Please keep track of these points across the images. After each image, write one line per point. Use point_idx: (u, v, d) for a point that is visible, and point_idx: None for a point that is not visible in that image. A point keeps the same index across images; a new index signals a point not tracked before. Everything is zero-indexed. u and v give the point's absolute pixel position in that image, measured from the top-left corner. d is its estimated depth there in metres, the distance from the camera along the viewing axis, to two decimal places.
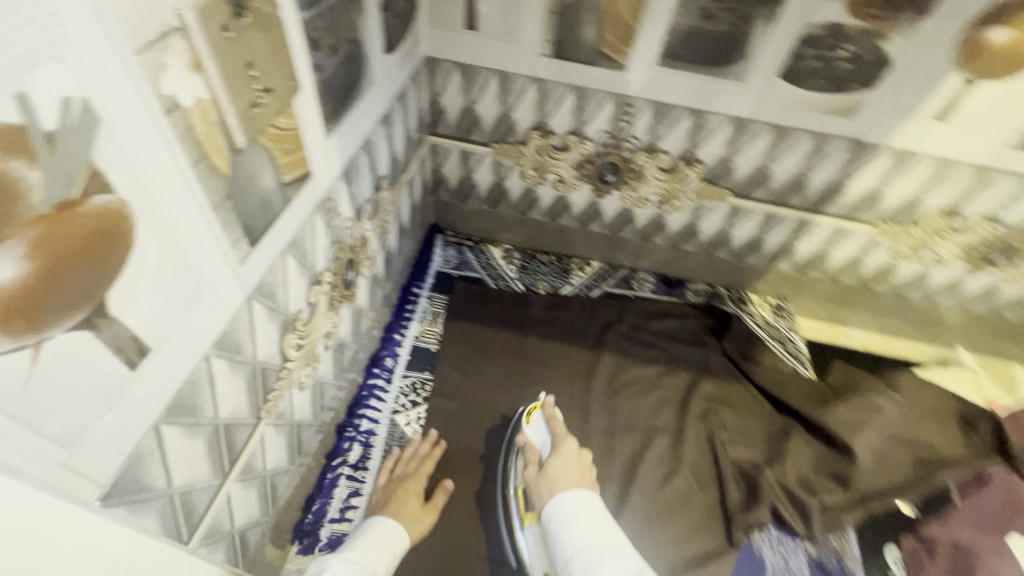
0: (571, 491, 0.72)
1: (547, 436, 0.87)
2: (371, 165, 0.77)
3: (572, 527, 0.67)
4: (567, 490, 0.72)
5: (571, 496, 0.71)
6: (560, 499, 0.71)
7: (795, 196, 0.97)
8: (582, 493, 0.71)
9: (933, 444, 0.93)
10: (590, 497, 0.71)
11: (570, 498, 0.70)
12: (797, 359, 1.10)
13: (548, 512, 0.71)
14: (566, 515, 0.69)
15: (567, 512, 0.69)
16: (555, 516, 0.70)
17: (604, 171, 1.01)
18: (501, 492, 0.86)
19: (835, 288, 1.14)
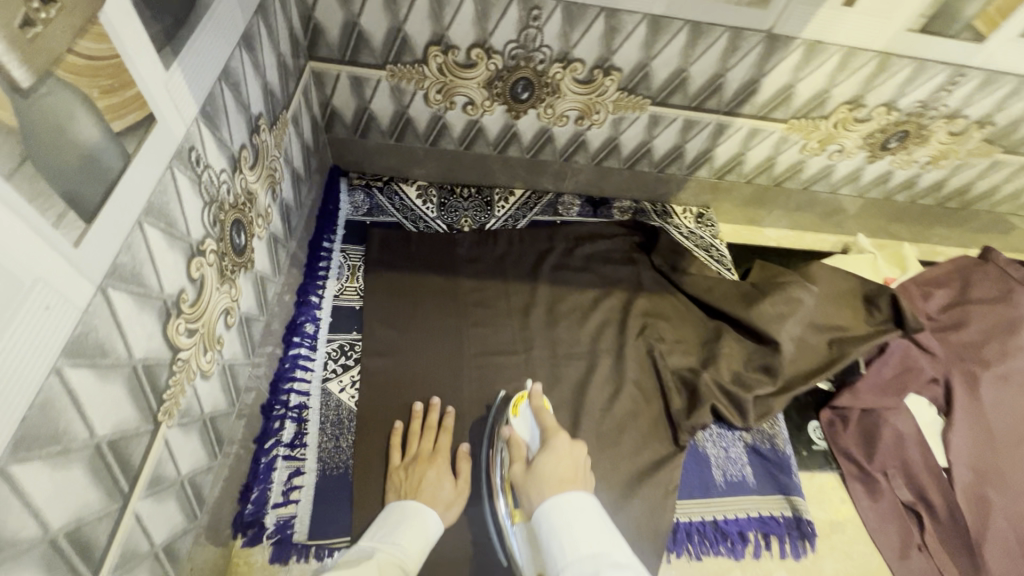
0: (564, 496, 0.62)
1: (537, 432, 0.79)
2: (239, 101, 0.63)
3: (563, 538, 0.57)
4: (559, 493, 0.63)
5: (564, 500, 0.61)
6: (552, 501, 0.62)
7: (713, 99, 0.95)
8: (577, 498, 0.62)
9: (843, 325, 1.01)
10: (585, 499, 0.62)
11: (562, 505, 0.61)
12: (721, 264, 1.14)
13: (539, 516, 0.61)
14: (559, 523, 0.59)
15: (558, 520, 0.59)
16: (546, 523, 0.60)
17: (517, 89, 0.92)
18: (487, 483, 0.79)
19: (751, 190, 1.17)
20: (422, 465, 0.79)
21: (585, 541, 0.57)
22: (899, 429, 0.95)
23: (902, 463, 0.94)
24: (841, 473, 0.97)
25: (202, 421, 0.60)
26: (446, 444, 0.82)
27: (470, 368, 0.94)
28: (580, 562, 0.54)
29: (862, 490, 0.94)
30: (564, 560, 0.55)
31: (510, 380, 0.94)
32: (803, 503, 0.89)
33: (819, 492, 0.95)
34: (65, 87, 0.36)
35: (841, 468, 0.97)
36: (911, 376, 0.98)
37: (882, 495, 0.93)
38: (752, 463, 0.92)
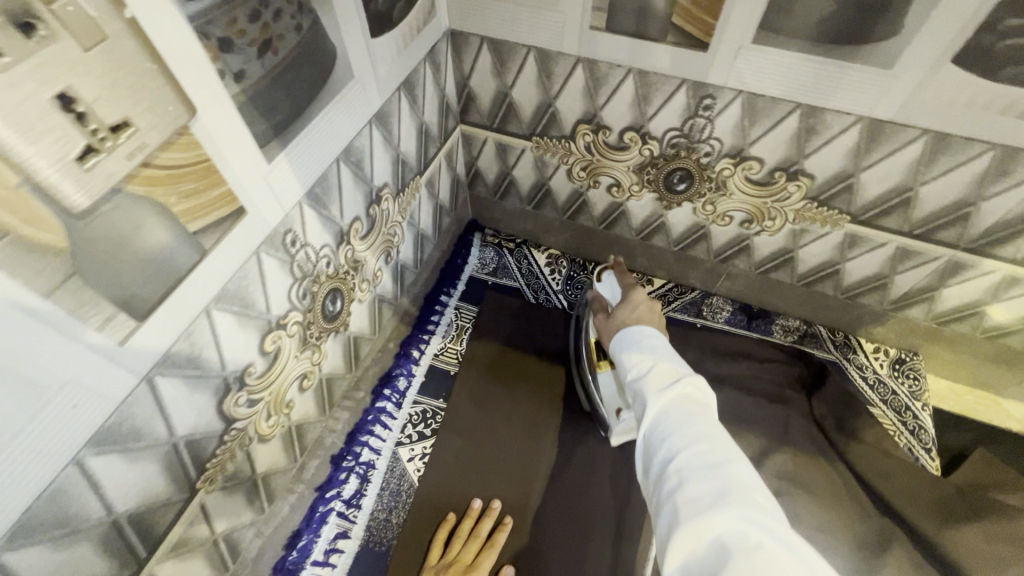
0: (637, 325, 0.65)
1: (617, 290, 0.81)
2: (360, 177, 0.63)
3: (632, 346, 0.61)
4: (629, 327, 0.66)
5: (636, 330, 0.64)
6: (623, 333, 0.65)
7: (951, 230, 0.68)
8: (645, 329, 0.64)
9: None
10: (654, 331, 0.63)
11: (634, 333, 0.63)
12: (917, 440, 0.84)
13: (614, 343, 0.65)
14: (629, 343, 0.62)
15: (629, 340, 0.63)
16: (620, 345, 0.63)
17: (672, 179, 0.78)
18: (574, 347, 0.88)
19: (992, 349, 0.83)
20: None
21: (652, 348, 0.60)
22: None
23: None
24: None
25: (251, 481, 0.61)
26: (486, 565, 0.72)
27: (544, 476, 0.83)
28: (642, 357, 0.58)
29: None
30: (630, 360, 0.59)
31: (587, 507, 0.80)
32: None
33: None
34: (135, 202, 0.36)
35: None
36: None
37: None
38: None
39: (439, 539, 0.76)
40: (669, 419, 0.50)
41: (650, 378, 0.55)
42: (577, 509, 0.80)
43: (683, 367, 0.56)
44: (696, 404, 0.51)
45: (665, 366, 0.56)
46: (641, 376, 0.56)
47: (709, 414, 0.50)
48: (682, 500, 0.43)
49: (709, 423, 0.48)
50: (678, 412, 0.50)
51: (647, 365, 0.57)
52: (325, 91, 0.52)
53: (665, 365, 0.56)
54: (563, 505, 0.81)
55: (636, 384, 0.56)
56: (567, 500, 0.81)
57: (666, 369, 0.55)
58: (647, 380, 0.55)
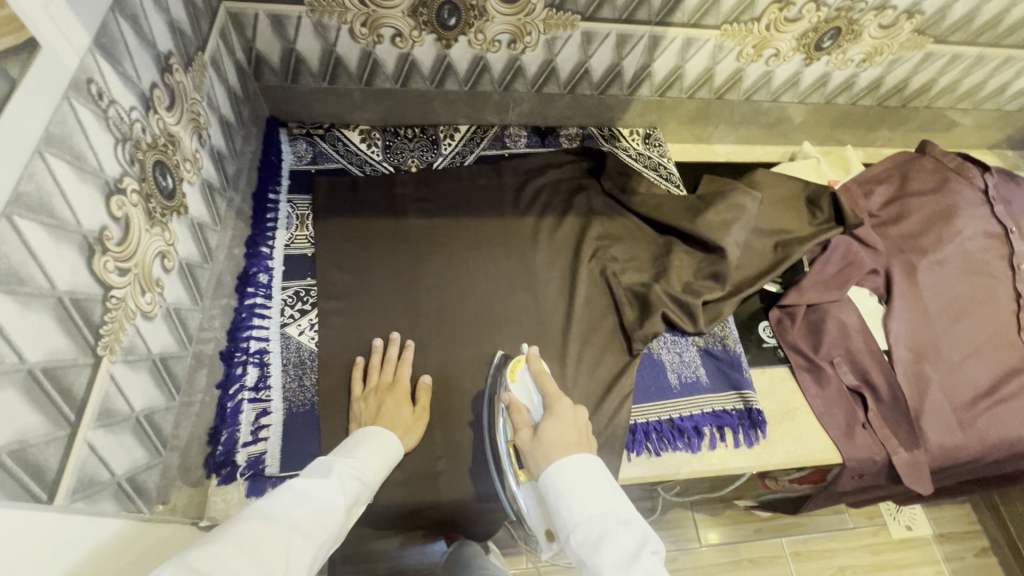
0: (569, 458, 0.67)
1: (537, 399, 0.81)
2: (142, 38, 0.62)
3: (576, 509, 0.62)
4: (564, 456, 0.67)
5: (569, 468, 0.65)
6: (557, 466, 0.66)
7: (642, 9, 0.94)
8: (581, 460, 0.66)
9: (788, 228, 1.04)
10: (590, 463, 0.66)
11: (569, 472, 0.65)
12: (670, 182, 1.15)
13: (546, 479, 0.66)
14: (568, 493, 0.63)
15: (565, 481, 0.64)
16: (556, 494, 0.64)
17: (443, 14, 0.91)
18: (489, 439, 0.85)
19: (695, 105, 1.17)
20: (383, 392, 0.83)
21: (592, 499, 0.63)
22: (843, 320, 1.00)
23: (846, 350, 0.99)
24: (790, 366, 1.01)
25: (151, 361, 0.61)
26: (405, 374, 0.85)
27: (425, 299, 0.96)
28: (589, 522, 0.60)
29: (810, 380, 0.99)
30: (577, 526, 0.61)
31: (467, 306, 0.97)
32: (753, 396, 0.94)
33: (772, 387, 0.99)
34: None
35: (790, 361, 1.01)
36: (853, 268, 1.03)
37: (829, 382, 0.98)
38: (706, 364, 0.97)
39: (357, 377, 0.84)
40: None
41: (603, 556, 0.56)
42: (465, 314, 0.96)
43: (635, 542, 0.57)
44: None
45: (613, 536, 0.58)
46: (590, 549, 0.58)
47: None
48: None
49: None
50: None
51: (597, 539, 0.59)
52: None
53: (615, 536, 0.58)
54: (448, 314, 0.96)
55: (589, 558, 0.58)
56: (448, 310, 0.96)
57: (619, 547, 0.57)
58: (601, 555, 0.57)
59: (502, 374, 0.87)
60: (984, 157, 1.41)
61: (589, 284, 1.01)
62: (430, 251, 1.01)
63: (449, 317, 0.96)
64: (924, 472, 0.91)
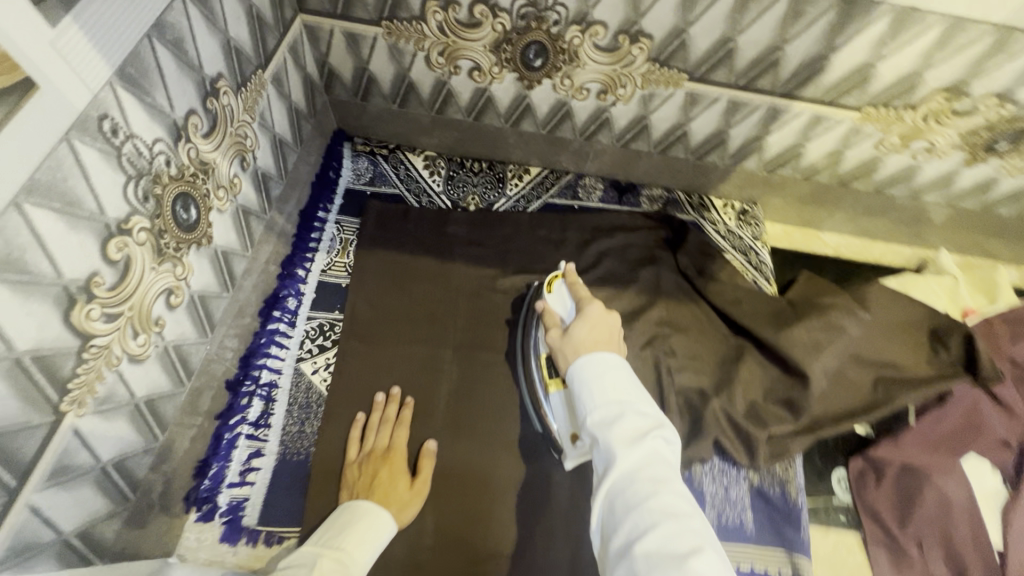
0: (597, 353, 0.64)
1: (570, 302, 0.79)
2: (184, 63, 0.57)
3: (596, 389, 0.60)
4: (591, 352, 0.65)
5: (596, 359, 0.63)
6: (584, 358, 0.64)
7: (766, 77, 0.78)
8: (607, 355, 0.64)
9: (897, 362, 0.84)
10: (617, 359, 0.63)
11: (595, 359, 0.63)
12: (760, 272, 0.98)
13: (572, 369, 0.65)
14: (590, 377, 0.62)
15: (589, 372, 0.62)
16: (580, 376, 0.63)
17: (529, 54, 0.80)
18: (523, 353, 0.84)
19: (809, 188, 0.99)
20: (377, 460, 0.75)
21: (614, 389, 0.60)
22: (947, 495, 0.79)
23: (942, 535, 0.78)
24: (862, 534, 0.82)
25: (132, 406, 0.58)
26: (400, 445, 0.78)
27: (450, 358, 0.88)
28: (605, 401, 0.59)
29: (886, 558, 0.80)
30: (593, 403, 0.59)
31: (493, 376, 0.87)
32: (807, 565, 0.77)
33: (834, 556, 0.81)
34: None
35: (865, 528, 0.82)
36: (973, 434, 0.82)
37: (911, 569, 0.78)
38: (755, 508, 0.81)
39: (354, 437, 0.78)
40: (636, 491, 0.51)
41: (614, 430, 0.56)
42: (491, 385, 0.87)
43: (646, 425, 0.56)
44: (661, 463, 0.53)
45: (629, 416, 0.57)
46: (604, 428, 0.57)
47: (673, 478, 0.52)
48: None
49: (675, 507, 0.49)
50: (643, 479, 0.52)
51: (611, 419, 0.57)
52: None
53: (630, 420, 0.56)
54: (470, 380, 0.87)
55: (602, 436, 0.56)
56: (470, 376, 0.87)
57: (631, 426, 0.56)
58: (613, 432, 0.56)
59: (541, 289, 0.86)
60: None
61: None
62: (468, 302, 0.92)
63: (473, 383, 0.86)
64: None
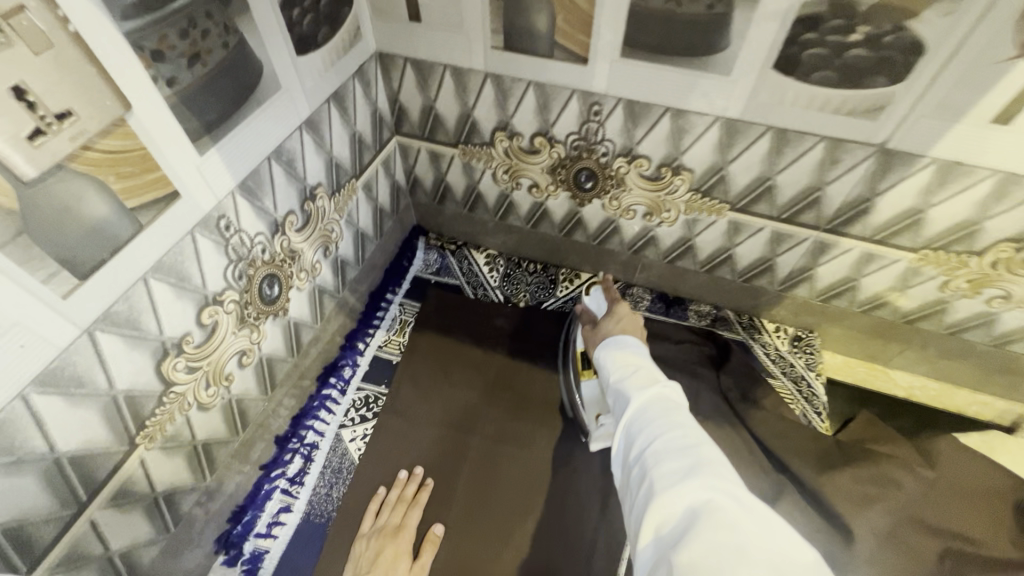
0: (620, 335, 0.72)
1: (604, 303, 0.87)
2: (293, 176, 0.72)
3: (618, 351, 0.68)
4: (616, 335, 0.73)
5: (621, 337, 0.72)
6: (609, 338, 0.73)
7: (810, 212, 0.79)
8: (628, 337, 0.72)
9: (971, 533, 0.72)
10: (637, 340, 0.71)
11: (618, 339, 0.71)
12: (811, 406, 0.93)
13: (598, 348, 0.73)
14: (613, 348, 0.70)
15: (613, 346, 0.70)
16: (604, 349, 0.71)
17: (580, 177, 0.89)
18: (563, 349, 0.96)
19: (870, 322, 0.94)
20: (384, 538, 0.79)
21: (633, 354, 0.68)
22: None
23: None
24: None
25: (191, 447, 0.68)
26: (410, 525, 0.81)
27: (478, 444, 0.91)
28: (624, 356, 0.67)
29: None
30: (615, 363, 0.67)
31: (518, 469, 0.89)
32: None
33: None
34: (82, 176, 0.45)
35: None
36: None
37: None
38: None
39: (371, 509, 0.83)
40: (649, 416, 0.57)
41: (630, 374, 0.63)
42: (514, 481, 0.88)
43: (660, 373, 0.63)
44: (673, 399, 0.59)
45: (645, 370, 0.64)
46: (622, 378, 0.64)
47: (682, 409, 0.57)
48: (655, 469, 0.51)
49: (683, 419, 0.56)
50: (656, 407, 0.57)
51: (630, 371, 0.64)
52: (251, 99, 0.61)
53: (647, 371, 0.63)
54: (493, 470, 0.89)
55: (620, 383, 0.63)
56: (494, 468, 0.89)
57: (646, 371, 0.63)
58: (628, 375, 0.63)
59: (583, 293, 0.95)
60: None
61: None
62: (505, 391, 0.97)
63: (495, 475, 0.88)
64: None
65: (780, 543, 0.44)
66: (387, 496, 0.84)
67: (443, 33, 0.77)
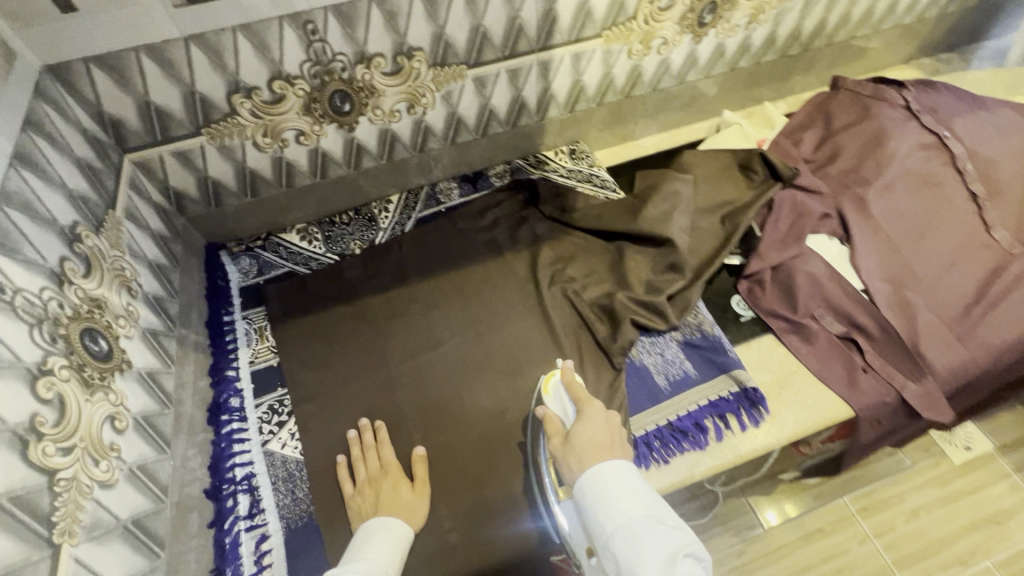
0: (604, 463, 0.72)
1: (567, 406, 0.85)
2: (38, 219, 0.63)
3: (612, 507, 0.68)
4: (603, 461, 0.73)
5: (602, 469, 0.72)
6: (588, 473, 0.72)
7: (521, 41, 0.96)
8: (614, 463, 0.72)
9: (728, 199, 1.04)
10: (623, 465, 0.72)
11: (602, 473, 0.71)
12: (607, 189, 1.16)
13: (578, 488, 0.72)
14: (602, 493, 0.70)
15: (601, 488, 0.70)
16: (588, 490, 0.71)
17: (336, 102, 0.93)
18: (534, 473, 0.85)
19: (607, 109, 1.19)
20: (377, 481, 0.83)
21: (630, 505, 0.68)
22: (810, 271, 0.97)
23: (823, 299, 0.97)
24: (774, 333, 0.99)
25: (121, 526, 0.61)
26: (390, 458, 0.86)
27: (399, 370, 0.96)
28: (626, 524, 0.66)
29: (798, 340, 0.97)
30: (612, 524, 0.67)
31: (443, 365, 0.96)
32: (746, 375, 0.92)
33: (765, 359, 0.97)
34: None
35: (772, 326, 0.99)
36: (804, 219, 1.02)
37: (817, 336, 0.95)
38: (690, 356, 0.95)
39: (345, 475, 0.84)
40: None
41: (645, 560, 0.62)
42: (448, 378, 0.95)
43: (670, 538, 0.64)
44: None
45: (653, 540, 0.64)
46: (631, 559, 0.63)
47: None
48: None
49: None
50: None
51: (635, 540, 0.65)
52: None
53: (654, 538, 0.64)
54: (426, 381, 0.95)
55: (632, 563, 0.62)
56: (421, 378, 0.95)
57: (657, 543, 0.63)
58: (642, 562, 0.62)
59: (539, 392, 0.91)
60: (903, 71, 1.44)
61: (556, 310, 1.00)
62: (392, 319, 1.01)
63: (428, 383, 0.94)
64: (939, 397, 0.89)
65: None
66: (355, 454, 0.86)
67: (112, 13, 0.71)
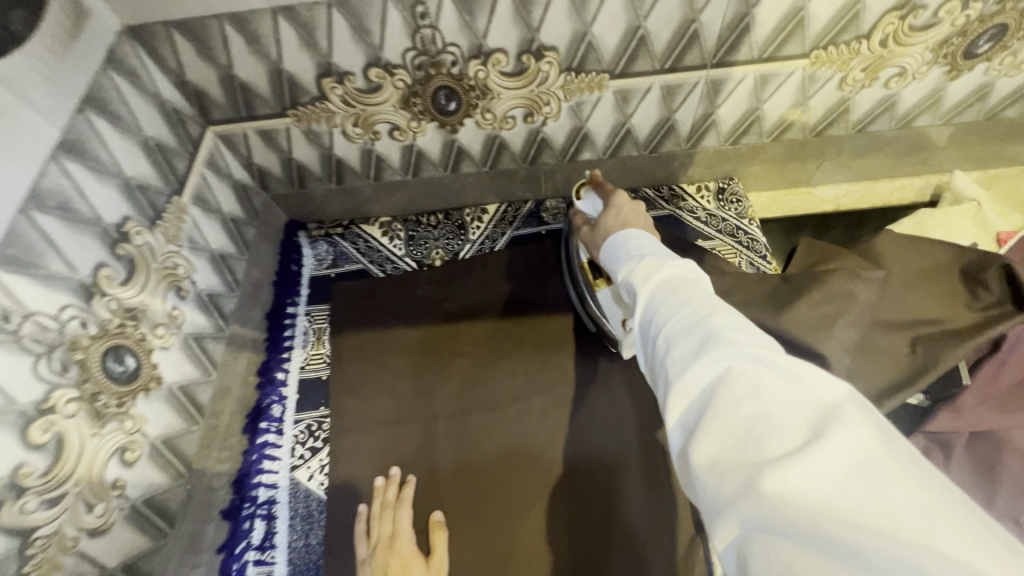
0: (622, 231, 0.59)
1: (597, 201, 0.73)
2: (76, 221, 0.55)
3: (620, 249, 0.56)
4: (620, 230, 0.60)
5: (624, 231, 0.59)
6: (614, 239, 0.59)
7: (691, 53, 0.71)
8: (632, 231, 0.58)
9: (929, 314, 0.73)
10: (642, 231, 0.57)
11: (619, 237, 0.58)
12: (758, 252, 0.89)
13: (606, 256, 0.60)
14: (617, 246, 0.57)
15: (617, 243, 0.57)
16: (609, 249, 0.59)
17: (440, 100, 0.76)
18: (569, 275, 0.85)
19: (783, 147, 0.90)
20: (387, 550, 0.71)
21: (641, 244, 0.55)
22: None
23: None
24: None
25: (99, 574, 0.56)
26: (405, 525, 0.73)
27: (450, 423, 0.83)
28: (631, 255, 0.53)
29: None
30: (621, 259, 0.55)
31: (498, 434, 0.81)
32: None
33: None
34: None
35: None
36: None
37: None
38: None
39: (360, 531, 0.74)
40: (658, 303, 0.45)
41: (638, 269, 0.50)
42: (500, 449, 0.81)
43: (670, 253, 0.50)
44: (688, 276, 0.46)
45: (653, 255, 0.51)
46: (627, 272, 0.51)
47: (701, 285, 0.45)
48: (670, 366, 0.40)
49: (699, 293, 0.43)
50: (666, 290, 0.45)
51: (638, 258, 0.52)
52: None
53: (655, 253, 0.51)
54: (477, 447, 0.81)
55: (626, 278, 0.51)
56: (470, 440, 0.82)
57: (653, 256, 0.50)
58: (634, 271, 0.50)
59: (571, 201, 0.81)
60: None
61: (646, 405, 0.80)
62: (456, 359, 0.87)
63: (477, 449, 0.81)
64: None
65: (820, 397, 0.34)
66: (377, 505, 0.76)
67: None
